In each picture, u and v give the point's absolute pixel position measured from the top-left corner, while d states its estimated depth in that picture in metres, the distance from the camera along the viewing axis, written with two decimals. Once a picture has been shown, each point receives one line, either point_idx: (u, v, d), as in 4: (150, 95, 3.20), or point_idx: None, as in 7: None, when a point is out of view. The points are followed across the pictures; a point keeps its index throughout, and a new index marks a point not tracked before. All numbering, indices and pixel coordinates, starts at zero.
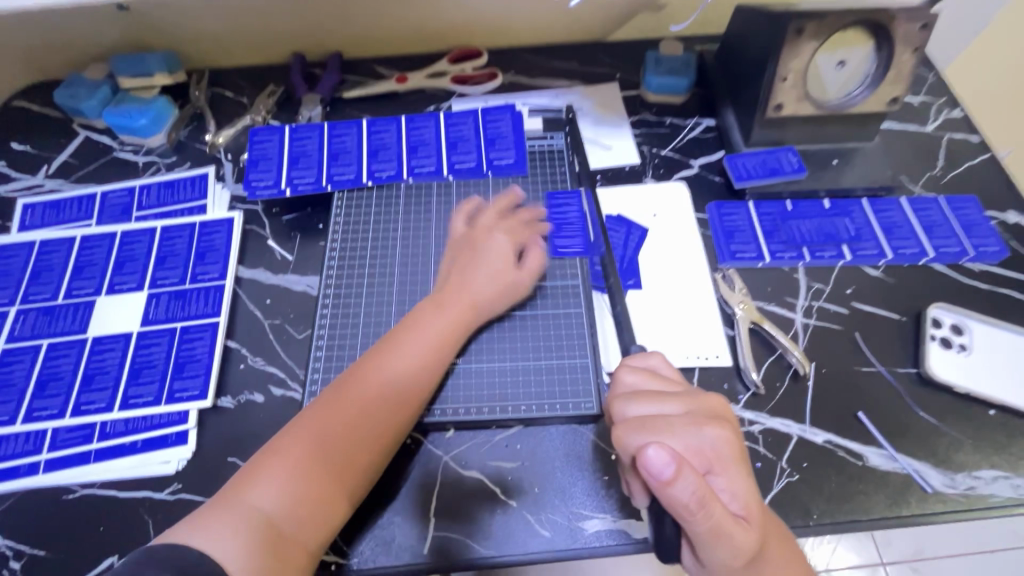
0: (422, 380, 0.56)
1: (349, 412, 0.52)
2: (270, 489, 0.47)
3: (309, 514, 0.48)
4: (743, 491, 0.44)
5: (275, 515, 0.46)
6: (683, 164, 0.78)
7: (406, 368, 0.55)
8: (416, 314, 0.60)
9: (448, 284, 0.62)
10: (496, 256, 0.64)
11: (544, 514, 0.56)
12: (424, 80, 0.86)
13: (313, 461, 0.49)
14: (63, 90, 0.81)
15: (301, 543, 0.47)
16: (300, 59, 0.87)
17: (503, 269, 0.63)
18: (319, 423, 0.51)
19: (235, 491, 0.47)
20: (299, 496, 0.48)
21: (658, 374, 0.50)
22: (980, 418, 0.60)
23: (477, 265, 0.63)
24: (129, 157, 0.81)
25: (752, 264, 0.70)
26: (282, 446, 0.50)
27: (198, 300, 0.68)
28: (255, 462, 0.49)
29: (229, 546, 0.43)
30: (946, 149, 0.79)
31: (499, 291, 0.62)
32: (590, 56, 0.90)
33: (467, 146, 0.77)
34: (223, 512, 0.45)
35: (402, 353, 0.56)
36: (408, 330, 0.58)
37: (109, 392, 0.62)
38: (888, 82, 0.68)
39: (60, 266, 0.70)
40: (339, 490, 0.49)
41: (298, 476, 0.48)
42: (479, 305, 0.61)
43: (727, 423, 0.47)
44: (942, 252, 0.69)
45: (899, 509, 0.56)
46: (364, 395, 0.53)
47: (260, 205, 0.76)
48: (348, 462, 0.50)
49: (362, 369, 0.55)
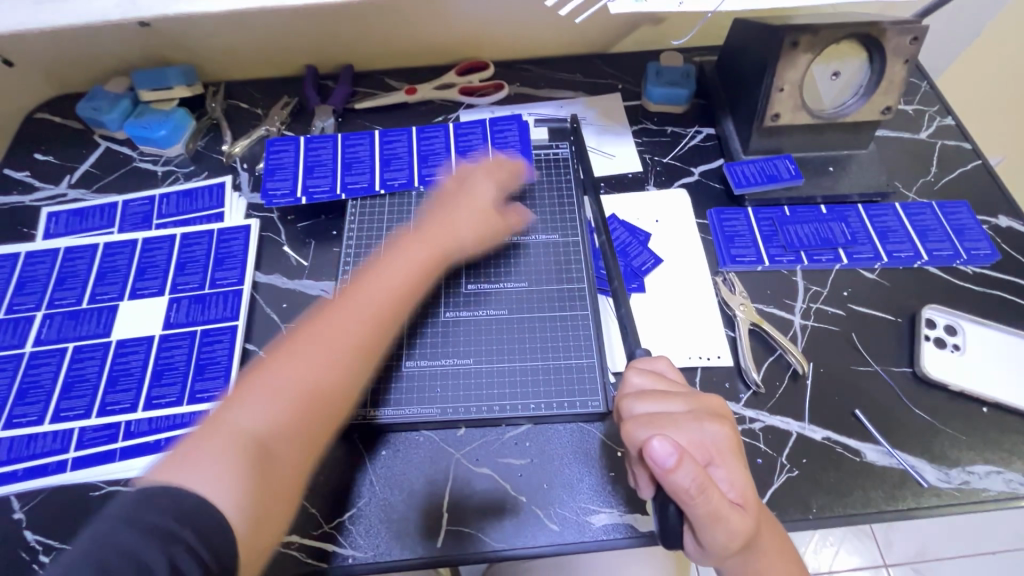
0: (399, 301, 0.58)
1: (329, 332, 0.53)
2: (253, 409, 0.47)
3: (295, 434, 0.48)
4: (740, 480, 0.46)
5: (260, 433, 0.46)
6: (685, 172, 0.81)
7: (383, 291, 0.57)
8: (394, 248, 0.63)
9: (432, 224, 0.66)
10: (475, 202, 0.69)
11: (553, 509, 0.58)
12: (433, 91, 0.89)
13: (295, 380, 0.49)
14: (86, 103, 0.84)
15: (292, 462, 0.47)
16: (313, 71, 0.90)
17: (483, 211, 0.69)
18: (300, 345, 0.52)
19: (213, 424, 0.46)
20: (283, 413, 0.47)
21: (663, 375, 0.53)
22: (974, 415, 0.62)
23: (457, 209, 0.68)
24: (149, 167, 0.83)
25: (752, 268, 0.72)
26: (264, 372, 0.50)
27: (217, 304, 0.70)
28: (236, 390, 0.49)
29: (221, 470, 0.42)
30: (939, 156, 0.82)
31: (478, 229, 0.68)
32: (593, 67, 0.93)
33: (476, 154, 0.79)
34: (207, 442, 0.44)
35: (378, 279, 0.58)
36: (384, 262, 0.61)
37: (133, 392, 0.64)
38: (881, 92, 0.71)
39: (84, 272, 0.73)
40: (322, 407, 0.50)
41: (281, 395, 0.48)
42: (458, 239, 0.66)
43: (727, 420, 0.49)
44: (935, 255, 0.72)
45: (897, 503, 0.58)
46: (343, 315, 0.54)
47: (275, 213, 0.79)
48: (331, 379, 0.51)
49: (344, 296, 0.56)
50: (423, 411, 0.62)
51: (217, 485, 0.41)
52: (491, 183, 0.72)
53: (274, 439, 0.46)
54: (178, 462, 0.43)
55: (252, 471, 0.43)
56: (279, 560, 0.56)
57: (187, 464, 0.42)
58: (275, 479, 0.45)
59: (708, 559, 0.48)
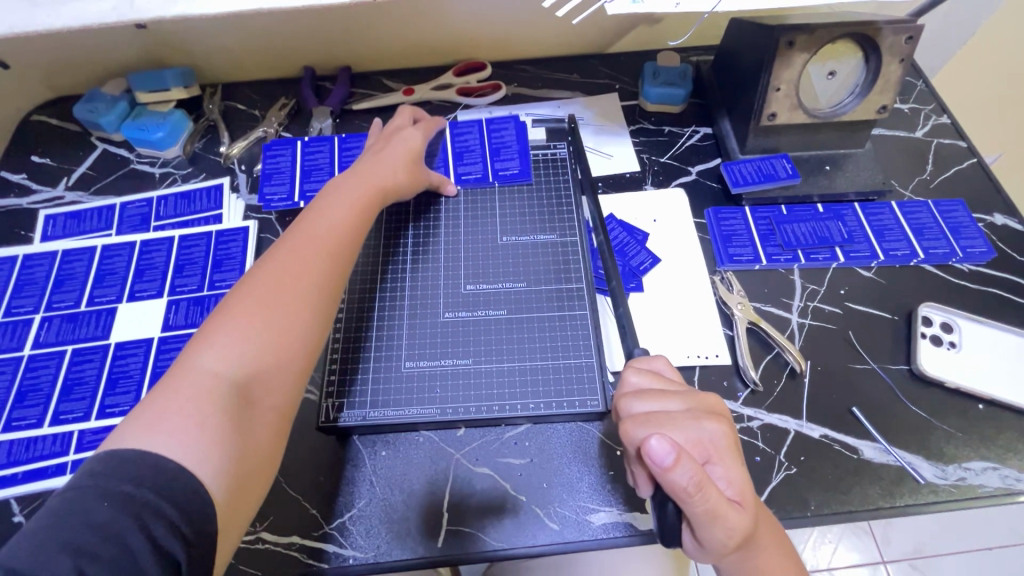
0: (344, 237, 0.59)
1: (281, 276, 0.52)
2: (213, 356, 0.47)
3: (265, 371, 0.48)
4: (738, 478, 0.46)
5: (225, 377, 0.46)
6: (682, 171, 0.81)
7: (328, 231, 0.58)
8: (330, 191, 0.63)
9: (365, 165, 0.67)
10: (405, 145, 0.72)
11: (553, 508, 0.58)
12: (430, 92, 0.89)
13: (252, 324, 0.49)
14: (82, 105, 0.84)
15: (268, 402, 0.48)
16: (311, 72, 0.90)
17: (415, 155, 0.72)
18: (249, 290, 0.51)
19: (177, 375, 0.46)
20: (245, 356, 0.47)
21: (661, 375, 0.53)
22: (970, 412, 0.62)
23: (388, 151, 0.70)
24: (147, 169, 0.83)
25: (749, 267, 0.72)
26: (217, 323, 0.49)
27: (216, 306, 0.70)
28: (192, 344, 0.48)
29: (194, 420, 0.43)
30: (935, 154, 0.82)
31: (412, 170, 0.71)
32: (590, 67, 0.93)
33: (472, 155, 0.80)
34: (174, 396, 0.44)
35: (319, 220, 0.59)
36: (323, 205, 0.61)
37: (132, 394, 0.64)
38: (877, 92, 0.71)
39: (83, 275, 0.73)
40: (285, 344, 0.50)
41: (239, 339, 0.48)
42: (396, 180, 0.68)
43: (725, 419, 0.49)
44: (931, 253, 0.72)
45: (894, 500, 0.58)
46: (290, 257, 0.54)
47: (274, 214, 0.78)
48: (292, 318, 0.51)
49: (288, 240, 0.56)
50: (421, 411, 0.62)
51: (188, 437, 0.42)
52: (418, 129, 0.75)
53: (239, 382, 0.46)
54: (141, 421, 0.42)
55: (224, 416, 0.44)
56: (281, 561, 0.56)
57: (152, 421, 0.42)
58: (253, 424, 0.46)
59: (707, 556, 0.48)
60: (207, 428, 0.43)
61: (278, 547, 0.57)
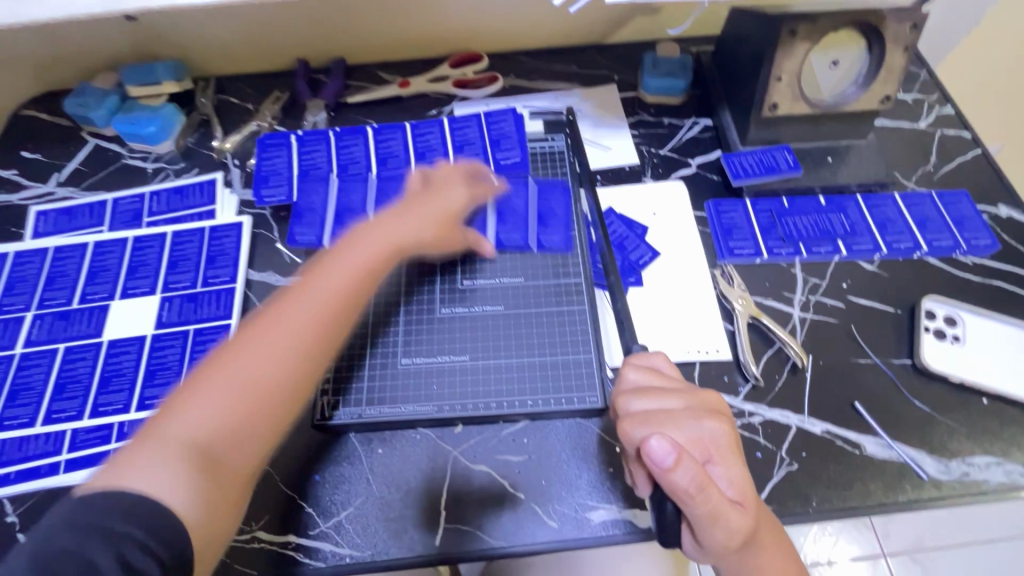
0: (343, 305, 0.55)
1: (271, 340, 0.51)
2: (192, 413, 0.46)
3: (236, 438, 0.47)
4: (739, 478, 0.46)
5: (199, 439, 0.46)
6: (682, 164, 0.80)
7: (335, 291, 0.55)
8: (346, 244, 0.59)
9: (386, 220, 0.62)
10: (439, 202, 0.66)
11: (552, 506, 0.57)
12: (426, 84, 0.88)
13: (231, 386, 0.48)
14: (73, 99, 0.82)
15: (232, 468, 0.47)
16: (304, 64, 0.88)
17: (448, 216, 0.66)
18: (238, 348, 0.50)
19: (160, 422, 0.46)
20: (222, 418, 0.47)
21: (662, 372, 0.53)
22: (973, 406, 0.62)
23: (418, 207, 0.64)
24: (139, 164, 0.82)
25: (750, 260, 0.71)
26: (202, 376, 0.49)
27: (210, 303, 0.69)
28: (180, 393, 0.48)
29: (155, 476, 0.43)
30: (938, 145, 0.81)
31: (437, 229, 0.65)
32: (588, 58, 0.92)
33: (515, 215, 0.73)
34: (148, 444, 0.45)
35: (321, 278, 0.55)
36: (332, 260, 0.58)
37: (125, 393, 0.64)
38: (880, 81, 0.70)
39: (74, 272, 0.72)
40: (261, 412, 0.48)
41: (218, 401, 0.47)
42: (416, 239, 0.62)
43: (725, 417, 0.49)
44: (935, 246, 0.71)
45: (896, 496, 0.57)
46: (285, 318, 0.52)
47: (268, 209, 0.77)
48: (269, 387, 0.49)
49: (287, 296, 0.54)
50: (418, 408, 0.61)
51: (156, 485, 0.42)
52: (464, 186, 0.69)
53: (213, 443, 0.46)
54: (120, 459, 0.44)
55: (190, 475, 0.44)
56: (277, 560, 0.55)
57: (128, 464, 0.43)
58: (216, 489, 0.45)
59: (707, 557, 0.48)
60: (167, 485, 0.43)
61: (274, 546, 0.56)
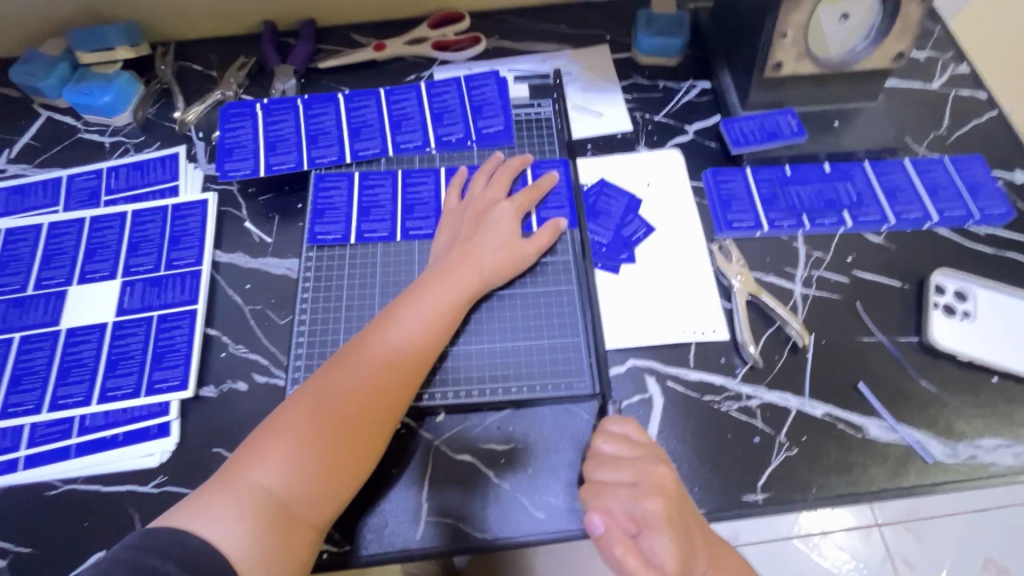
0: (420, 361, 0.54)
1: (353, 395, 0.50)
2: (273, 466, 0.46)
3: (315, 493, 0.46)
4: (668, 556, 0.44)
5: (281, 495, 0.45)
6: (678, 130, 0.75)
7: (413, 334, 0.55)
8: (418, 289, 0.58)
9: (451, 258, 0.60)
10: (500, 229, 0.62)
11: (539, 496, 0.55)
12: (403, 47, 0.82)
13: (316, 441, 0.47)
14: (19, 67, 0.76)
15: (309, 522, 0.46)
16: (271, 27, 0.82)
17: (510, 242, 0.62)
18: (318, 400, 0.49)
19: (240, 468, 0.46)
20: (303, 475, 0.46)
21: (629, 440, 0.51)
22: (983, 385, 0.59)
23: (479, 238, 0.61)
24: (96, 138, 0.76)
25: (750, 234, 0.67)
26: (282, 425, 0.48)
27: (174, 287, 0.65)
28: (257, 439, 0.48)
29: (235, 527, 0.43)
30: (952, 107, 0.76)
31: (505, 261, 0.61)
32: (578, 17, 0.85)
33: (558, 199, 0.67)
34: (227, 492, 0.44)
35: (398, 332, 0.54)
36: (408, 307, 0.56)
37: (86, 384, 0.60)
38: (893, 37, 0.64)
39: (28, 255, 0.67)
40: (343, 472, 0.48)
41: (301, 457, 0.47)
42: (484, 278, 0.60)
43: (670, 497, 0.47)
44: (947, 215, 0.67)
45: (899, 480, 0.55)
46: (365, 373, 0.51)
47: (235, 185, 0.72)
48: (351, 445, 0.49)
49: (364, 346, 0.53)
50: None
51: (232, 539, 0.42)
52: (514, 201, 0.64)
53: (292, 499, 0.45)
54: (196, 501, 0.44)
55: (269, 536, 0.43)
56: None
57: (204, 510, 0.43)
58: (289, 546, 0.44)
59: None
60: (241, 542, 0.42)
61: None
